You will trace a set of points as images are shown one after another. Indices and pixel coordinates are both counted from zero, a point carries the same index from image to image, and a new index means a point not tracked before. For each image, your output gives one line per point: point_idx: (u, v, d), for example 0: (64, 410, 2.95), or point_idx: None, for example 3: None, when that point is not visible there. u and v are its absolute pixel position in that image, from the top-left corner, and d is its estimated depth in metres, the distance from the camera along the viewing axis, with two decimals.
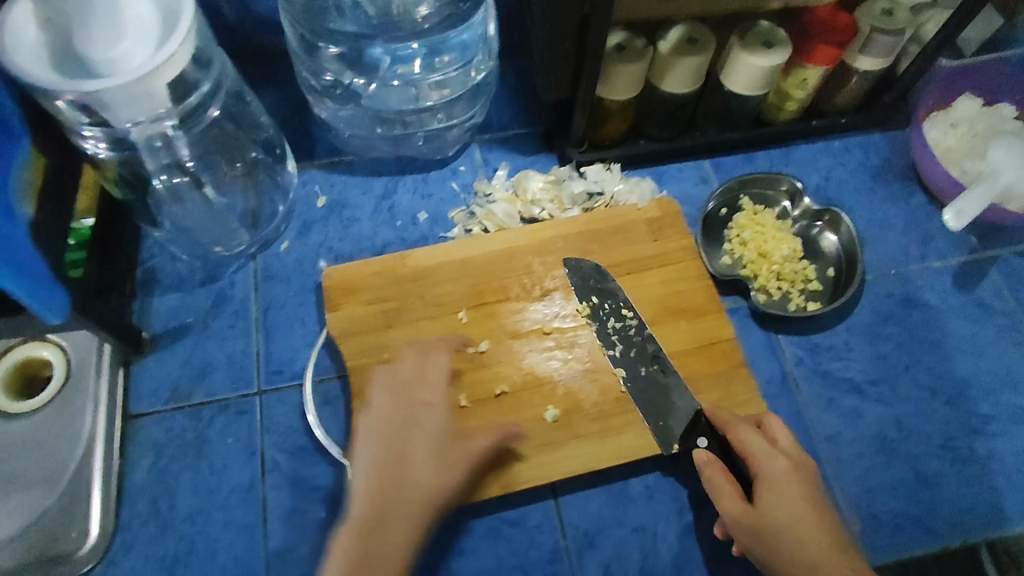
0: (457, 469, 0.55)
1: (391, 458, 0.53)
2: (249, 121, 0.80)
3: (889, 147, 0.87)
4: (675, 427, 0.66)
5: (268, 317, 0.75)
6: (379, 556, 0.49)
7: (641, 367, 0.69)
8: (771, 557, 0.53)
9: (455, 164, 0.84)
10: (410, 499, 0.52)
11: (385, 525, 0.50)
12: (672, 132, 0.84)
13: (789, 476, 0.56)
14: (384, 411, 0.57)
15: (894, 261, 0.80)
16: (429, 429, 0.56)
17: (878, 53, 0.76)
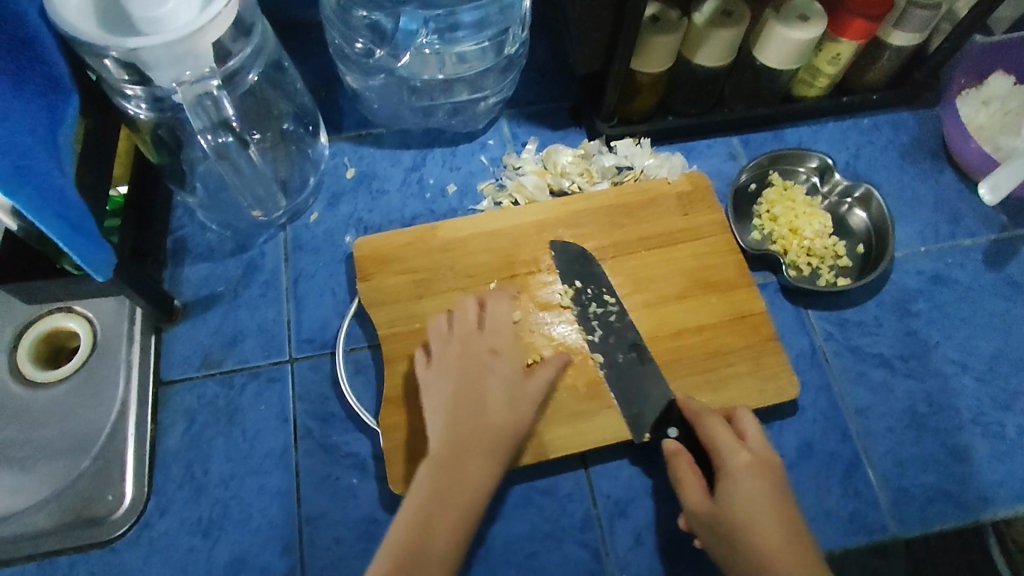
0: (526, 407, 0.60)
1: (465, 399, 0.59)
2: (287, 89, 0.78)
3: (918, 125, 0.86)
4: (646, 416, 0.66)
5: (300, 287, 0.75)
6: (459, 486, 0.55)
7: (620, 354, 0.68)
8: (723, 550, 0.53)
9: (484, 137, 0.84)
10: (487, 437, 0.57)
11: (463, 461, 0.56)
12: (701, 108, 0.84)
13: (746, 469, 0.56)
14: (455, 358, 0.62)
15: (923, 238, 0.80)
16: (501, 371, 0.61)
17: (912, 28, 0.75)
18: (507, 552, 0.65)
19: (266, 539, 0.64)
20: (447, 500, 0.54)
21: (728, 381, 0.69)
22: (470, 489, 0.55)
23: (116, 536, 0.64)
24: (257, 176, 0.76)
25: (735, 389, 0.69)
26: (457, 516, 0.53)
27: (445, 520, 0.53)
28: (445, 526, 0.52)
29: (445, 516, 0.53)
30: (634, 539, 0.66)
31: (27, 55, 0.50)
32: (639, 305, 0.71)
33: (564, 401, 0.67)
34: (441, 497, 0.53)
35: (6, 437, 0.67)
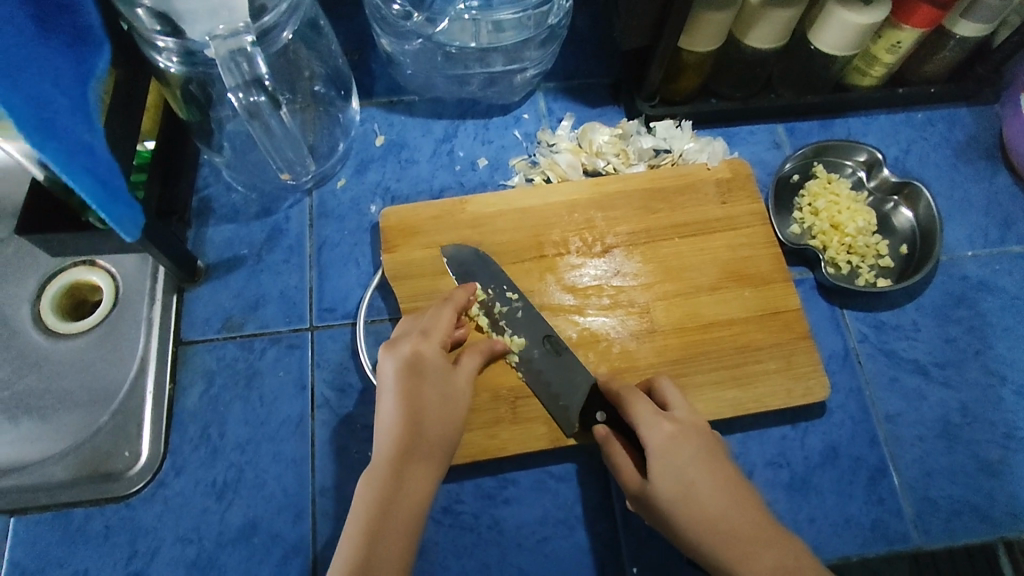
0: (460, 413, 0.57)
1: (402, 413, 0.54)
2: (322, 50, 0.76)
3: (975, 122, 0.81)
4: (573, 404, 0.63)
5: (323, 256, 0.74)
6: (405, 497, 0.50)
7: (534, 349, 0.65)
8: (673, 531, 0.51)
9: (519, 111, 0.82)
10: (431, 439, 0.54)
11: (406, 472, 0.51)
12: (745, 92, 0.80)
13: (669, 440, 0.54)
14: (388, 369, 0.57)
15: (971, 242, 0.75)
16: (434, 374, 0.57)
17: (982, 18, 0.70)
18: (519, 535, 0.64)
19: (278, 506, 0.64)
20: (392, 509, 0.49)
21: (756, 378, 0.66)
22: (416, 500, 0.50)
23: (131, 492, 0.64)
24: (288, 138, 0.70)
25: (762, 388, 0.66)
26: (407, 526, 0.49)
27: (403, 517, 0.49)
28: (396, 537, 0.48)
29: (397, 528, 0.48)
30: (644, 532, 0.64)
31: (56, 4, 0.51)
32: (665, 296, 0.69)
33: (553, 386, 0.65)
34: (387, 508, 0.49)
35: (28, 386, 0.67)
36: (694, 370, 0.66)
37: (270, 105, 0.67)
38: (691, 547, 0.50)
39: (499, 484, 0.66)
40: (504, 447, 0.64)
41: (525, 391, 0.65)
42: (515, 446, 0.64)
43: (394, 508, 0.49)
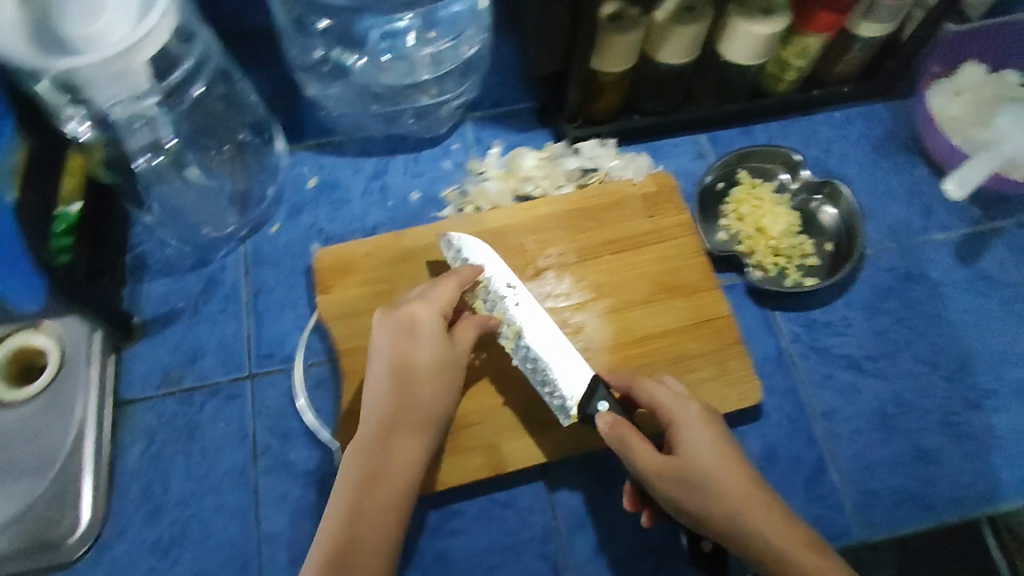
0: (455, 381, 0.59)
1: (392, 382, 0.56)
2: (238, 103, 0.80)
3: (891, 117, 0.83)
4: (569, 396, 0.60)
5: (259, 302, 0.74)
6: (393, 465, 0.53)
7: (530, 338, 0.62)
8: (705, 504, 0.50)
9: (447, 142, 0.83)
10: (422, 408, 0.56)
11: (395, 440, 0.54)
12: (668, 105, 0.82)
13: (700, 417, 0.55)
14: (384, 334, 0.58)
15: (895, 234, 0.76)
16: (429, 343, 0.58)
17: (882, 18, 0.73)
18: (468, 566, 0.64)
19: (224, 559, 0.64)
20: (381, 477, 0.53)
21: (693, 386, 0.67)
22: (405, 466, 0.54)
23: (74, 558, 0.63)
24: (206, 195, 0.78)
25: (700, 395, 0.67)
26: (395, 491, 0.52)
27: (386, 488, 0.52)
28: (379, 509, 0.51)
29: (383, 494, 0.52)
30: (589, 551, 0.65)
31: None
32: (601, 313, 0.70)
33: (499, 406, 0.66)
34: (372, 478, 0.52)
35: None
36: None
37: (172, 166, 0.77)
38: (724, 524, 0.50)
39: (446, 515, 0.66)
40: (445, 480, 0.64)
41: (464, 421, 0.65)
42: (457, 478, 0.64)
43: (380, 479, 0.52)
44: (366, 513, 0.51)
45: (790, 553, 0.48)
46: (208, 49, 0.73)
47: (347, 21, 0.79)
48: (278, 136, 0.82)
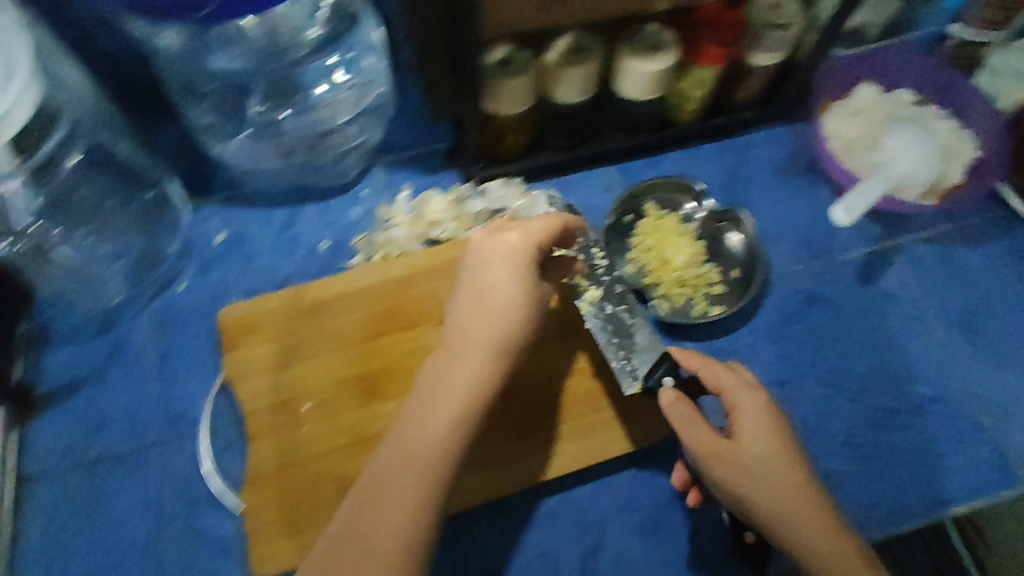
0: (524, 307, 0.59)
1: (464, 306, 0.59)
2: (125, 169, 0.77)
3: (795, 139, 0.84)
4: (639, 365, 0.62)
5: (167, 365, 0.73)
6: (453, 381, 0.55)
7: (608, 303, 0.66)
8: (754, 493, 0.54)
9: (357, 189, 0.83)
10: (487, 333, 0.57)
11: (456, 360, 0.56)
12: (573, 140, 0.82)
13: (765, 407, 0.57)
14: (469, 264, 0.62)
15: (799, 257, 0.78)
16: (496, 270, 0.59)
17: (771, 48, 0.74)
18: None
19: None
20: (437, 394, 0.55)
21: (601, 425, 0.67)
22: (463, 383, 0.55)
23: None
24: (79, 277, 0.76)
25: (608, 432, 0.67)
26: (455, 404, 0.54)
27: (437, 404, 0.54)
28: (430, 424, 0.53)
29: (444, 407, 0.54)
30: None
31: None
32: None
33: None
34: (430, 396, 0.55)
35: None
36: (537, 430, 0.66)
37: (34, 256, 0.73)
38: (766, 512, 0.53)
39: None
40: None
41: None
42: None
43: (433, 397, 0.55)
44: (415, 426, 0.53)
45: (823, 543, 0.52)
46: (78, 113, 0.67)
47: (236, 82, 0.74)
48: (173, 185, 0.80)
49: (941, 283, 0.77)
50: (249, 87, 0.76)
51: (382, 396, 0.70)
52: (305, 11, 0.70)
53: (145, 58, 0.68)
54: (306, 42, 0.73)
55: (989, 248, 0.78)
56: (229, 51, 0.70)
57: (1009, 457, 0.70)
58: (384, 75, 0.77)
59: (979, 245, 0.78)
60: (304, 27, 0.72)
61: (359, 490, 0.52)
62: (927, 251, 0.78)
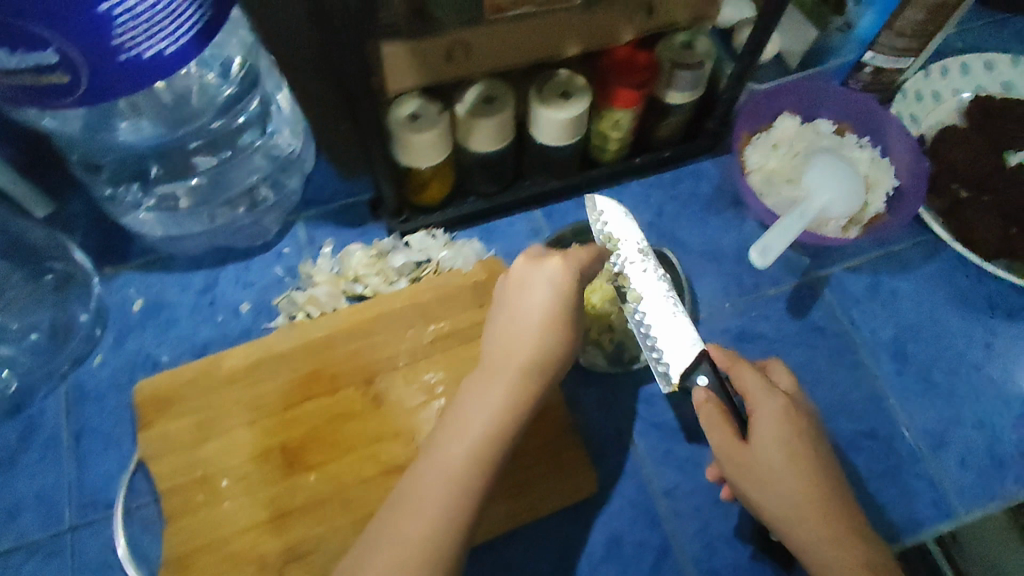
0: (555, 333, 0.57)
1: (504, 325, 0.59)
2: (31, 249, 0.78)
3: (720, 174, 0.85)
4: (676, 363, 0.64)
5: (81, 445, 0.71)
6: (479, 408, 0.55)
7: (646, 305, 0.67)
8: (760, 498, 0.55)
9: (279, 246, 0.81)
10: (521, 356, 0.57)
11: (486, 386, 0.56)
12: (499, 186, 0.81)
13: (782, 415, 0.55)
14: (506, 290, 0.61)
15: (728, 293, 0.77)
16: (537, 290, 0.59)
17: (684, 87, 0.73)
18: None
19: None
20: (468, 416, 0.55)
21: (528, 486, 0.64)
22: (489, 410, 0.54)
23: None
24: None
25: (536, 491, 0.64)
26: (479, 431, 0.54)
27: (467, 427, 0.54)
28: (456, 445, 0.53)
29: (471, 434, 0.54)
30: None
31: None
32: (435, 415, 0.70)
33: (330, 527, 0.65)
34: (461, 418, 0.55)
35: None
36: None
37: None
38: (778, 516, 0.54)
39: None
40: None
41: (302, 551, 0.65)
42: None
43: (465, 421, 0.54)
44: (441, 449, 0.53)
45: (824, 552, 0.52)
46: None
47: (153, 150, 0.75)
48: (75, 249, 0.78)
49: (870, 313, 0.76)
50: (169, 157, 0.76)
51: (301, 468, 0.67)
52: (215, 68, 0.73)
53: (49, 132, 0.71)
54: (219, 99, 0.74)
55: (917, 272, 0.78)
56: (133, 114, 0.70)
57: (947, 491, 0.69)
58: (298, 123, 0.80)
59: (907, 270, 0.78)
60: (218, 83, 0.74)
61: (381, 512, 0.53)
62: (854, 280, 0.77)
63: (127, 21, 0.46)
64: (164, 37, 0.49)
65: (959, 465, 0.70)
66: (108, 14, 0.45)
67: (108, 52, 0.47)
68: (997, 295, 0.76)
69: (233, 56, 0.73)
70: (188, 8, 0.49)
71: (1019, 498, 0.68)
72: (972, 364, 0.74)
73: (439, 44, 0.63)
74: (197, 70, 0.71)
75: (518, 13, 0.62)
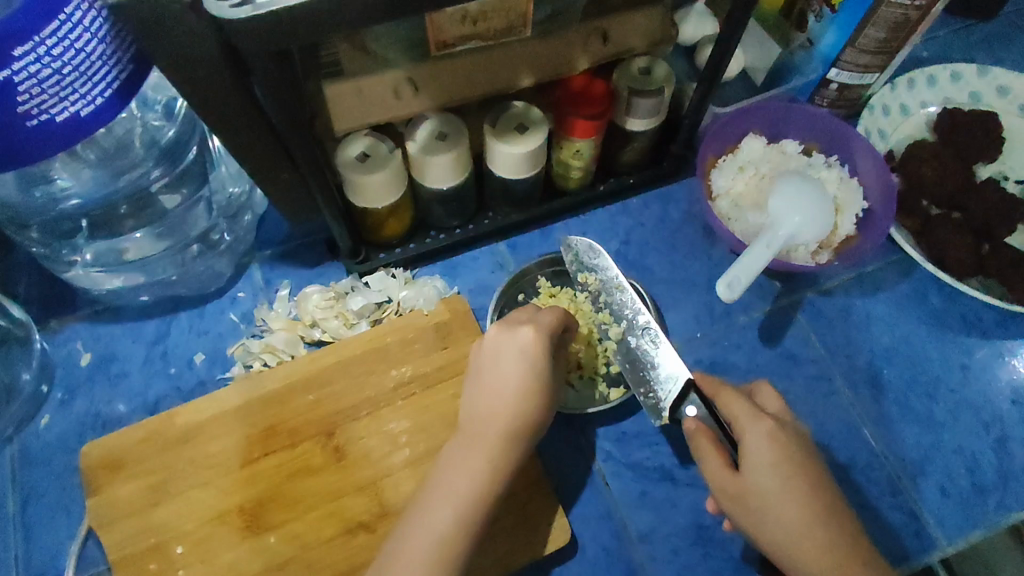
0: (531, 397, 0.54)
1: (477, 388, 0.56)
2: None
3: (688, 197, 0.82)
4: (664, 398, 0.59)
5: (28, 513, 0.68)
6: (457, 478, 0.52)
7: (629, 338, 0.63)
8: (759, 531, 0.51)
9: (233, 291, 0.78)
10: (497, 423, 0.53)
11: (463, 449, 0.53)
12: (460, 220, 0.78)
13: (772, 441, 0.51)
14: (478, 351, 0.58)
15: (699, 322, 0.75)
16: (512, 356, 0.56)
17: (644, 114, 0.71)
18: None
19: None
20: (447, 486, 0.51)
21: (498, 541, 0.61)
22: (469, 474, 0.51)
23: None
24: None
25: (505, 545, 0.61)
26: (459, 497, 0.51)
27: (446, 498, 0.51)
28: (437, 517, 0.50)
29: (450, 502, 0.51)
30: None
31: None
32: (400, 466, 0.65)
33: None
34: (440, 487, 0.51)
35: None
36: None
37: None
38: (776, 549, 0.50)
39: None
40: None
41: None
42: None
43: (444, 491, 0.51)
44: (420, 520, 0.50)
45: None
46: None
47: (100, 206, 0.71)
48: (11, 303, 0.74)
49: (844, 337, 0.75)
50: (114, 211, 0.73)
51: (260, 528, 0.62)
52: (155, 111, 0.69)
53: None
54: (162, 141, 0.71)
55: (888, 294, 0.76)
56: (74, 164, 0.65)
57: (929, 521, 0.67)
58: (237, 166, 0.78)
59: (880, 291, 0.76)
60: (160, 125, 0.70)
61: None
62: (826, 304, 0.76)
63: (32, 85, 0.45)
64: (78, 97, 0.48)
65: (940, 493, 0.68)
66: (9, 81, 0.44)
67: (15, 117, 0.46)
68: (971, 314, 0.76)
69: (175, 95, 0.70)
70: (103, 67, 0.48)
71: (1002, 524, 0.67)
72: (948, 387, 0.72)
73: (385, 80, 0.61)
74: (139, 112, 0.68)
75: (467, 47, 0.60)
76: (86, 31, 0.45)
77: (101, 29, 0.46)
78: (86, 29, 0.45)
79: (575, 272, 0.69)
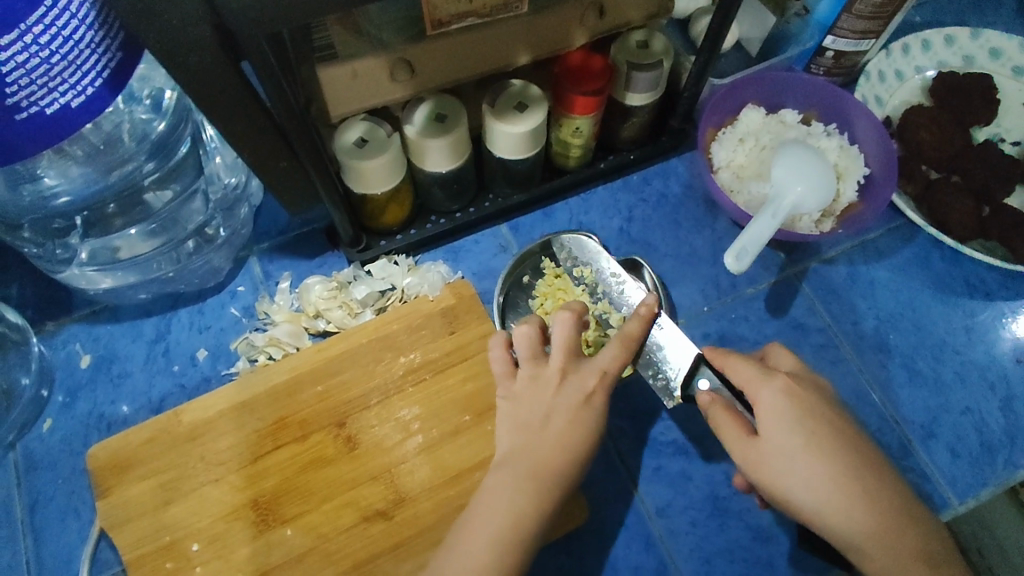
0: (585, 446, 0.55)
1: (523, 428, 0.55)
2: None
3: (688, 172, 0.82)
4: (672, 376, 0.60)
5: (36, 517, 0.67)
6: (499, 508, 0.51)
7: None
8: (790, 498, 0.50)
9: (233, 285, 0.77)
10: (544, 467, 0.53)
11: (505, 486, 0.52)
12: (461, 203, 0.77)
13: (787, 395, 0.52)
14: (513, 387, 0.57)
15: (705, 296, 0.75)
16: (568, 404, 0.55)
17: (643, 88, 0.70)
18: None
19: None
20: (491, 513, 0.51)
21: None
22: (507, 515, 0.51)
23: None
24: None
25: None
26: (498, 535, 0.50)
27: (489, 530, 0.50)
28: (480, 547, 0.50)
29: (493, 527, 0.51)
30: None
31: None
32: (414, 452, 0.65)
33: None
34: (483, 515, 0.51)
35: None
36: None
37: None
38: (809, 512, 0.49)
39: None
40: None
41: None
42: None
43: (488, 521, 0.51)
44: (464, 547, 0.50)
45: (865, 543, 0.48)
46: None
47: (92, 203, 0.70)
48: (6, 308, 0.73)
49: (849, 304, 0.75)
50: (107, 208, 0.72)
51: (275, 522, 0.62)
52: (144, 105, 0.68)
53: None
54: (152, 135, 0.69)
55: (891, 260, 0.77)
56: (61, 161, 0.64)
57: (940, 482, 0.67)
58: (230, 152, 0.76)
59: (883, 258, 0.77)
60: (150, 120, 0.69)
61: None
62: (830, 272, 0.76)
63: (19, 76, 0.43)
64: (68, 88, 0.46)
65: (950, 453, 0.69)
66: None
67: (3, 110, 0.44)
68: (974, 277, 0.76)
69: (162, 87, 0.68)
70: (92, 56, 0.46)
71: (1012, 482, 0.68)
72: (954, 349, 0.73)
73: (379, 62, 0.59)
74: (126, 106, 0.66)
75: (464, 25, 0.58)
76: (73, 18, 0.44)
77: (90, 15, 0.45)
78: (74, 16, 0.44)
79: (569, 266, 0.73)
